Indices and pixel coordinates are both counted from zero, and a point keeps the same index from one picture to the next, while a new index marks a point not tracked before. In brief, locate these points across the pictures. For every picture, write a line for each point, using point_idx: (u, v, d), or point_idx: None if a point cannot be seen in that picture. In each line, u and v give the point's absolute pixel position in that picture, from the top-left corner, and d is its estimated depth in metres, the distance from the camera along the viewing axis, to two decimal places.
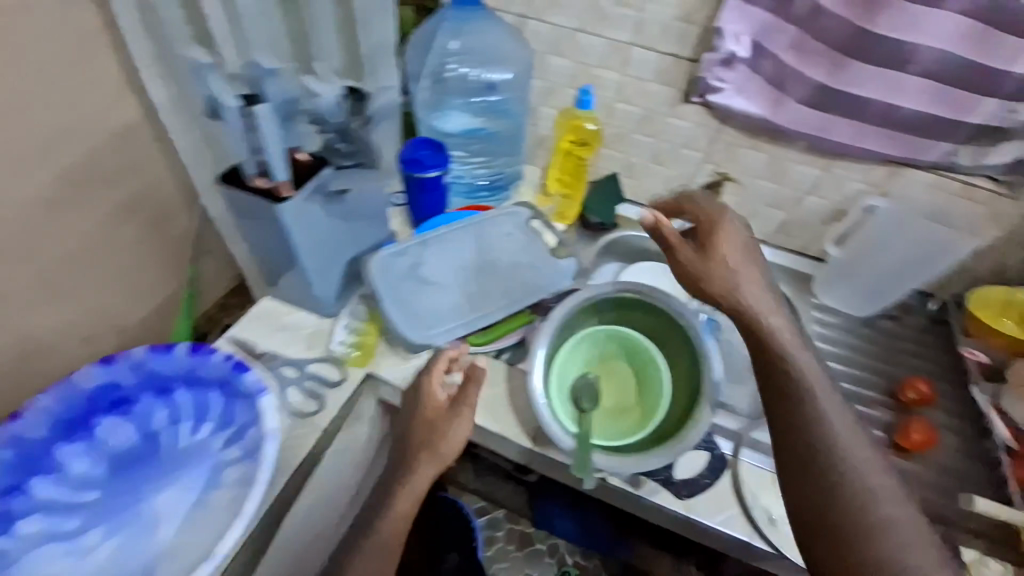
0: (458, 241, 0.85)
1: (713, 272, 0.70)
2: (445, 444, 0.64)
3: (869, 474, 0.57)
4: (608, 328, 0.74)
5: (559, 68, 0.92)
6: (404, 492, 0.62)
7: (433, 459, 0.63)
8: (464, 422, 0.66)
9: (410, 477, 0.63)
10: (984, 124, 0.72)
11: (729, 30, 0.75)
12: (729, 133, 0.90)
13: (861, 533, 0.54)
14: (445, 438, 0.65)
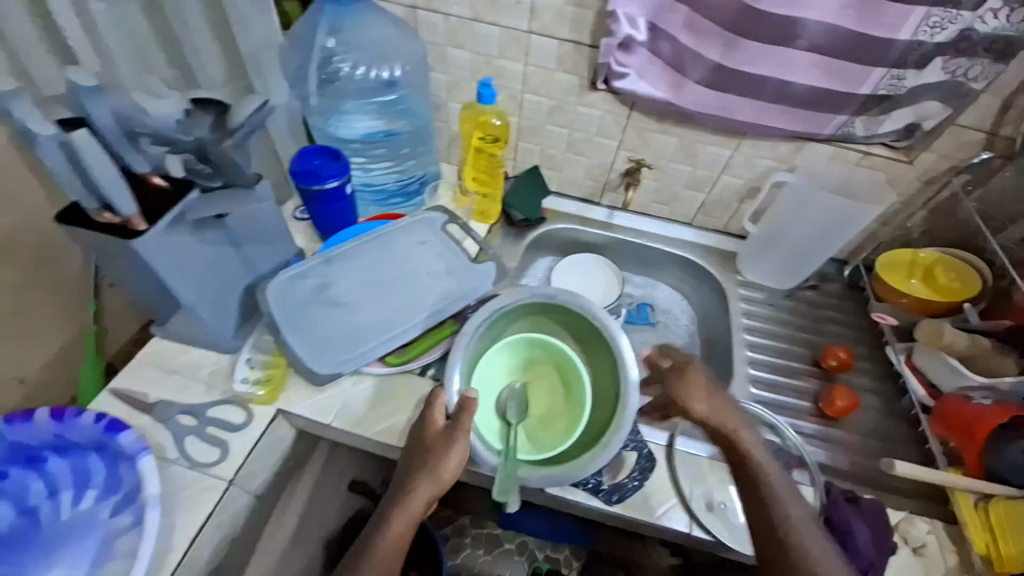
0: (366, 255, 0.78)
1: (692, 394, 0.68)
2: (446, 470, 0.59)
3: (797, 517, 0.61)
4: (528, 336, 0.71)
5: (460, 61, 0.87)
6: (403, 514, 0.59)
7: (435, 483, 0.59)
8: (465, 445, 0.60)
9: (413, 498, 0.59)
10: (872, 95, 0.73)
11: (622, 13, 0.72)
12: (638, 118, 0.89)
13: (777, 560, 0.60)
14: (446, 464, 0.59)
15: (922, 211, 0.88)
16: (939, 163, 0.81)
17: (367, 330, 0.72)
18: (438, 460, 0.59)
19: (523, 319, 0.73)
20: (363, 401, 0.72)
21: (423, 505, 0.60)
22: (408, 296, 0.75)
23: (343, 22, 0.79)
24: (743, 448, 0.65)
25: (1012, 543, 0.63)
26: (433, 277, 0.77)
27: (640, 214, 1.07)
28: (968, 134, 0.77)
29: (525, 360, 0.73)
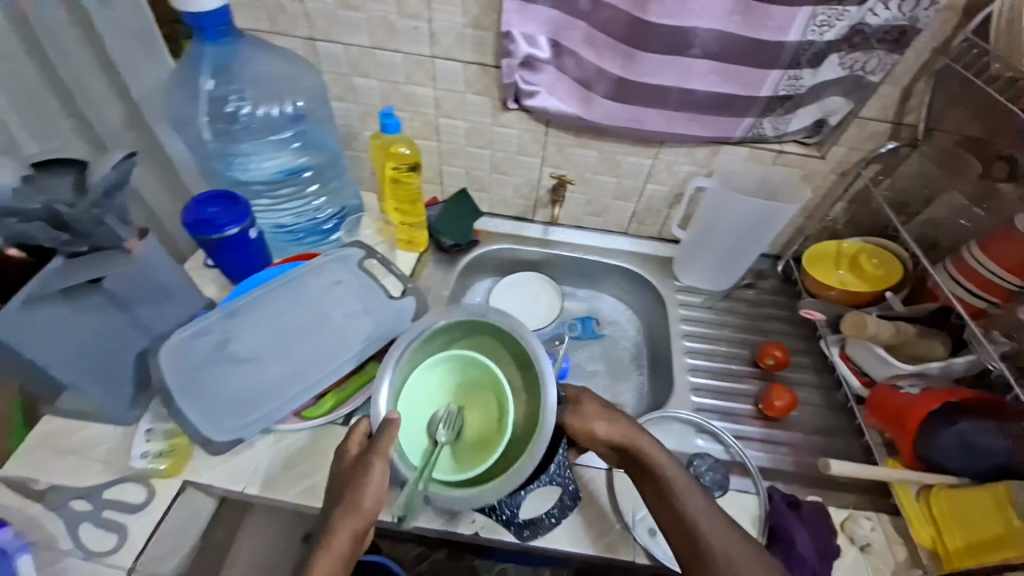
0: (271, 302, 0.73)
1: (593, 418, 0.64)
2: (368, 492, 0.55)
3: (710, 524, 0.55)
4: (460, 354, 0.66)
5: (368, 90, 0.85)
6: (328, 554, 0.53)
7: (361, 509, 0.55)
8: (383, 468, 0.57)
9: (337, 532, 0.54)
10: (774, 96, 0.74)
11: (518, 33, 0.72)
12: (556, 134, 0.87)
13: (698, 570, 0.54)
14: (367, 487, 0.55)
15: (842, 202, 0.88)
16: (850, 155, 0.82)
17: (272, 378, 0.67)
18: (359, 484, 0.56)
19: (470, 336, 0.69)
20: (280, 462, 0.66)
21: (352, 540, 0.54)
22: (320, 339, 0.71)
23: (226, 60, 0.75)
24: (654, 460, 0.61)
25: (956, 535, 0.62)
26: (349, 318, 0.73)
27: (574, 228, 1.05)
28: (872, 126, 0.78)
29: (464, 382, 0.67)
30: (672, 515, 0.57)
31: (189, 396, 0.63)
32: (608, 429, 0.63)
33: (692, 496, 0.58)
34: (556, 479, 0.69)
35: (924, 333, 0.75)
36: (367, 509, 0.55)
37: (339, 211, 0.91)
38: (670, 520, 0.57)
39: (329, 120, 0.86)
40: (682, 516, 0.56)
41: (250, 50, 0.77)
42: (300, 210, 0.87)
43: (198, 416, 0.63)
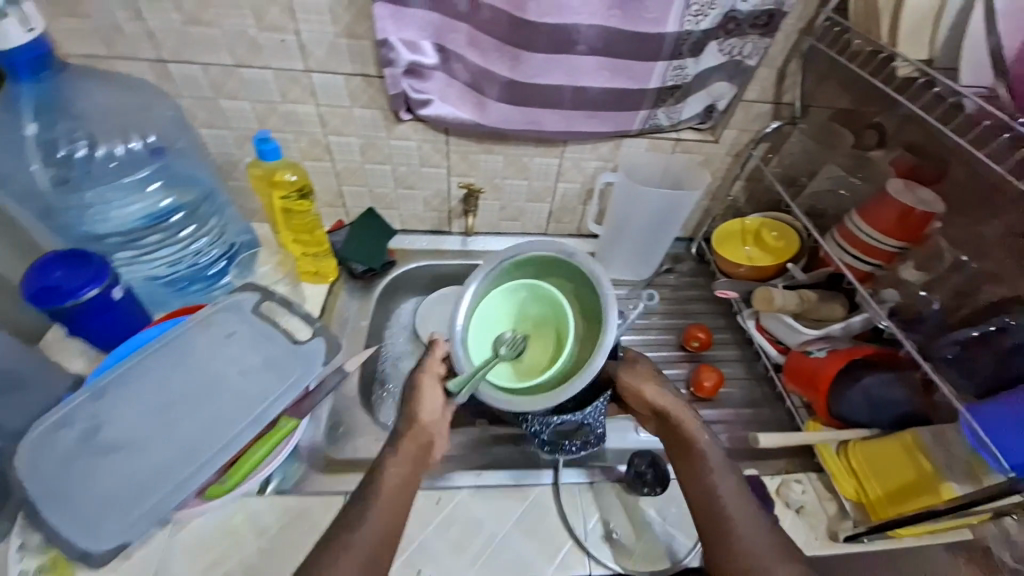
0: (160, 369, 0.65)
1: (643, 380, 0.63)
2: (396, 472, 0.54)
3: (734, 505, 0.55)
4: (537, 284, 0.65)
5: (239, 112, 0.76)
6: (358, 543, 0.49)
7: (398, 483, 0.54)
8: (431, 388, 0.61)
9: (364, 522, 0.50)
10: (663, 87, 0.74)
11: (396, 40, 0.67)
12: (457, 142, 0.83)
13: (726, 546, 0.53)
14: (395, 464, 0.55)
15: (740, 180, 0.92)
16: (741, 136, 0.85)
17: (157, 463, 0.59)
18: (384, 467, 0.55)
19: (562, 277, 0.65)
20: (188, 554, 0.57)
21: (387, 528, 0.51)
22: (215, 406, 0.63)
23: (50, 95, 0.64)
24: (689, 434, 0.60)
25: (875, 485, 0.65)
26: (247, 375, 0.66)
27: (493, 234, 1.02)
28: (756, 107, 0.81)
29: (539, 317, 0.66)
30: (696, 482, 0.57)
31: (53, 503, 0.54)
32: (659, 395, 0.62)
33: (723, 481, 0.56)
34: (590, 419, 0.66)
35: (823, 296, 0.78)
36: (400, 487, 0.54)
37: (227, 250, 0.82)
38: (696, 491, 0.57)
39: (196, 151, 0.77)
40: (704, 482, 0.57)
41: (77, 83, 0.66)
42: (178, 256, 0.76)
43: (69, 522, 0.53)
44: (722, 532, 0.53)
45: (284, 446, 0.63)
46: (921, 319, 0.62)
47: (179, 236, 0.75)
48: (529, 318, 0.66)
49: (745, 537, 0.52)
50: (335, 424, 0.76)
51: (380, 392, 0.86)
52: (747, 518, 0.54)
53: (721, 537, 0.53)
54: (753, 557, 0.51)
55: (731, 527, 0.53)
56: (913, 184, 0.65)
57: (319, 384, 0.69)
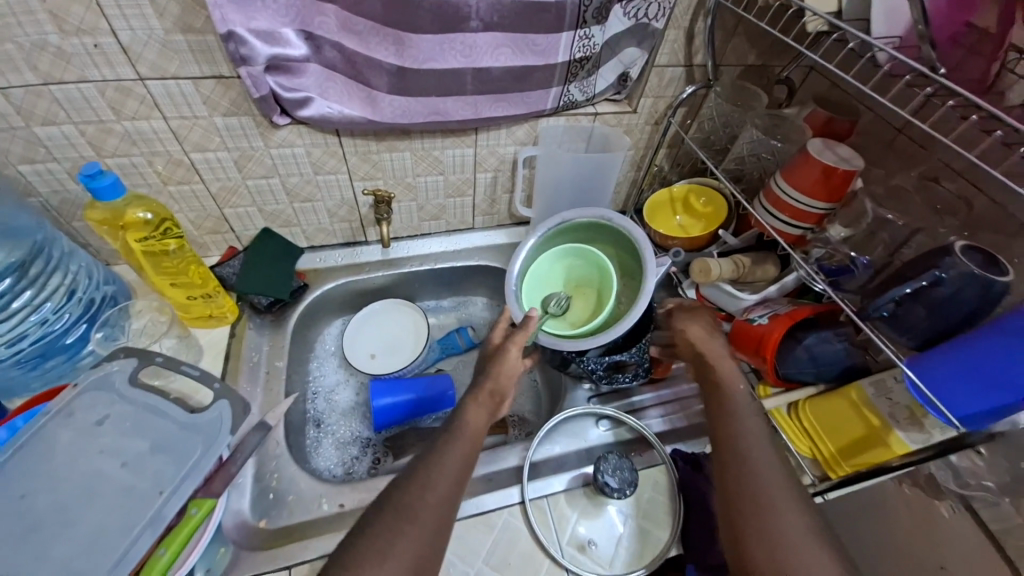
0: (16, 477, 0.52)
1: (688, 324, 0.68)
2: (454, 457, 0.55)
3: (745, 427, 0.56)
4: (586, 250, 0.80)
5: (59, 140, 0.60)
6: (402, 546, 0.47)
7: (458, 469, 0.54)
8: (517, 352, 0.67)
9: (402, 533, 0.48)
10: (571, 60, 0.68)
11: (247, 32, 0.54)
12: (352, 143, 0.72)
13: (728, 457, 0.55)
14: (447, 457, 0.55)
15: (663, 148, 0.89)
16: (658, 103, 0.81)
17: None
18: (433, 465, 0.54)
19: (611, 237, 0.81)
20: None
21: (437, 513, 0.51)
22: (98, 509, 0.51)
23: None
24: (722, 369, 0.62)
25: (828, 442, 0.66)
26: (130, 467, 0.54)
27: (416, 237, 0.93)
28: (669, 72, 0.77)
29: (581, 279, 0.82)
30: (716, 412, 0.59)
31: None
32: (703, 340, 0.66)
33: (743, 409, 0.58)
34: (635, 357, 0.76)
35: (756, 259, 0.76)
36: (461, 469, 0.55)
37: (86, 311, 0.68)
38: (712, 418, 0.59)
39: (10, 195, 0.62)
40: (727, 410, 0.58)
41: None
42: (18, 331, 0.61)
43: None
44: (732, 452, 0.55)
45: (203, 533, 0.55)
46: (850, 271, 0.62)
47: (11, 306, 0.60)
48: (573, 282, 0.82)
49: (758, 460, 0.53)
50: (264, 488, 0.65)
51: (314, 433, 0.79)
52: (764, 444, 0.55)
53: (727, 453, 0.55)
54: (748, 463, 0.53)
55: (737, 441, 0.55)
56: (831, 141, 0.65)
57: (234, 451, 0.61)
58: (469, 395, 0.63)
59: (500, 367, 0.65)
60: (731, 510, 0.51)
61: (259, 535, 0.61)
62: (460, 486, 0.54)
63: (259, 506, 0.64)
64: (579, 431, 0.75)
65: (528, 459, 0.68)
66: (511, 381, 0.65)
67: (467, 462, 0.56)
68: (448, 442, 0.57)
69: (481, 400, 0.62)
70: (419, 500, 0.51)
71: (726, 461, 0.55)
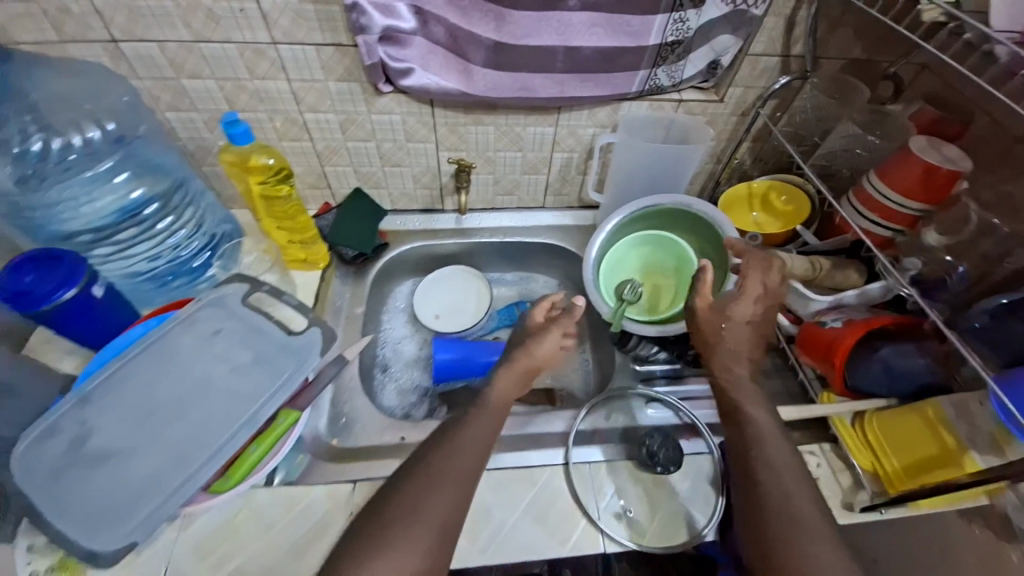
0: (147, 370, 0.63)
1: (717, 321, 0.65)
2: (482, 426, 0.59)
3: (769, 442, 0.56)
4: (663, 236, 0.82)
5: (204, 93, 0.71)
6: (432, 506, 0.51)
7: (484, 433, 0.59)
8: (555, 337, 0.67)
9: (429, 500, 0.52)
10: (663, 43, 0.69)
11: (368, 3, 0.61)
12: (443, 113, 0.77)
13: (752, 474, 0.54)
14: (471, 425, 0.59)
15: (746, 141, 0.87)
16: (747, 94, 0.79)
17: (149, 470, 0.57)
18: (457, 438, 0.58)
19: (687, 223, 0.82)
20: (195, 551, 0.58)
21: (463, 477, 0.54)
22: (206, 406, 0.61)
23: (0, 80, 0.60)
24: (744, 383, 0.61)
25: (894, 457, 0.62)
26: (237, 372, 0.64)
27: (488, 210, 0.98)
28: (763, 62, 0.75)
29: (657, 265, 0.84)
30: (737, 423, 0.58)
31: (54, 508, 0.54)
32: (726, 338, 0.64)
33: (764, 422, 0.57)
34: None
35: (837, 264, 0.73)
36: (486, 439, 0.59)
37: (208, 242, 0.79)
38: (735, 429, 0.58)
39: (160, 137, 0.74)
40: (750, 432, 0.57)
41: (26, 73, 0.63)
42: (156, 251, 0.73)
43: (69, 528, 0.53)
44: (756, 477, 0.53)
45: (284, 441, 0.62)
46: (943, 284, 0.58)
47: (155, 229, 0.72)
48: (648, 268, 0.84)
49: (783, 485, 0.52)
50: (338, 413, 0.74)
51: (381, 376, 0.88)
52: (789, 468, 0.54)
53: (752, 468, 0.54)
54: (773, 477, 0.53)
55: (763, 456, 0.55)
56: (937, 140, 0.61)
57: (317, 375, 0.69)
58: (502, 367, 0.66)
59: (535, 347, 0.67)
60: (763, 542, 0.50)
61: (331, 452, 0.70)
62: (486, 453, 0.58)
63: (332, 427, 0.73)
64: (627, 410, 0.77)
65: (575, 425, 0.71)
66: (539, 361, 0.66)
67: (494, 428, 0.60)
68: (478, 411, 0.61)
69: (514, 371, 0.65)
70: (448, 466, 0.55)
71: (750, 487, 0.53)
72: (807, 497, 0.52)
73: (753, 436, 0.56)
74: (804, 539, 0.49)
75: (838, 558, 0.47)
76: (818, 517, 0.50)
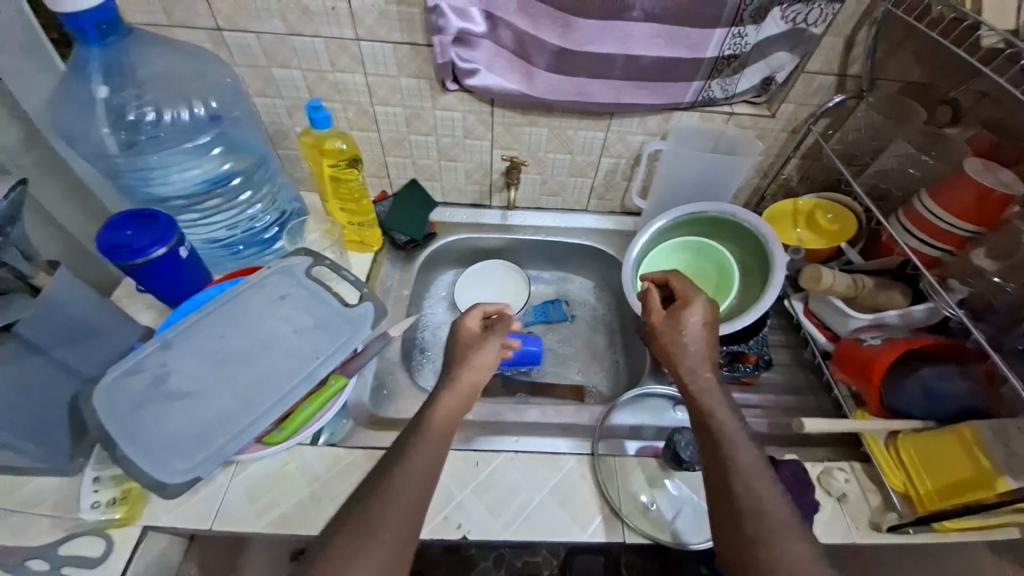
0: (217, 326, 0.70)
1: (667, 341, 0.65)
2: (424, 457, 0.54)
3: (738, 450, 0.53)
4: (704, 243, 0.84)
5: (289, 81, 0.78)
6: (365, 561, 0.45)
7: (423, 466, 0.53)
8: (493, 347, 0.68)
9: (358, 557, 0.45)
10: (719, 56, 0.71)
11: (447, 7, 0.66)
12: (501, 113, 0.82)
13: (719, 490, 0.51)
14: (431, 425, 0.58)
15: (795, 158, 0.88)
16: (800, 111, 0.81)
17: (220, 410, 0.63)
18: (396, 475, 0.52)
19: (730, 233, 0.84)
20: (245, 495, 0.63)
21: (421, 487, 0.52)
22: (269, 360, 0.68)
23: (118, 59, 0.67)
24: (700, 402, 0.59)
25: (927, 479, 0.61)
26: (300, 334, 0.70)
27: (533, 209, 1.02)
28: (818, 80, 0.77)
29: (697, 271, 0.86)
30: (709, 438, 0.55)
31: (133, 437, 0.60)
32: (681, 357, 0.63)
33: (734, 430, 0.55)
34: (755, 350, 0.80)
35: (881, 284, 0.72)
36: (428, 469, 0.53)
37: (278, 217, 0.85)
38: (706, 443, 0.55)
39: (249, 120, 0.81)
40: (721, 441, 0.54)
41: (141, 51, 0.69)
42: (234, 221, 0.80)
43: (141, 457, 0.59)
44: (725, 482, 0.51)
45: (334, 402, 0.68)
46: (991, 308, 0.58)
47: (236, 200, 0.80)
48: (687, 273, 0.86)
49: (749, 487, 0.49)
50: (380, 386, 0.79)
51: (419, 358, 0.92)
52: (755, 470, 0.51)
53: (722, 483, 0.51)
54: (744, 482, 0.50)
55: (732, 465, 0.51)
56: (993, 164, 0.61)
57: (365, 347, 0.74)
58: (444, 389, 0.63)
59: (473, 359, 0.66)
60: (735, 551, 0.47)
61: (372, 420, 0.75)
62: (430, 485, 0.53)
63: (374, 398, 0.77)
64: (657, 410, 0.78)
65: (604, 419, 0.73)
66: (478, 373, 0.65)
67: (445, 429, 0.58)
68: (416, 443, 0.56)
69: (457, 391, 0.63)
70: (384, 510, 0.48)
71: (720, 493, 0.50)
72: (780, 497, 0.49)
73: (721, 446, 0.53)
74: (770, 539, 0.46)
75: (810, 557, 0.44)
76: (791, 517, 0.47)
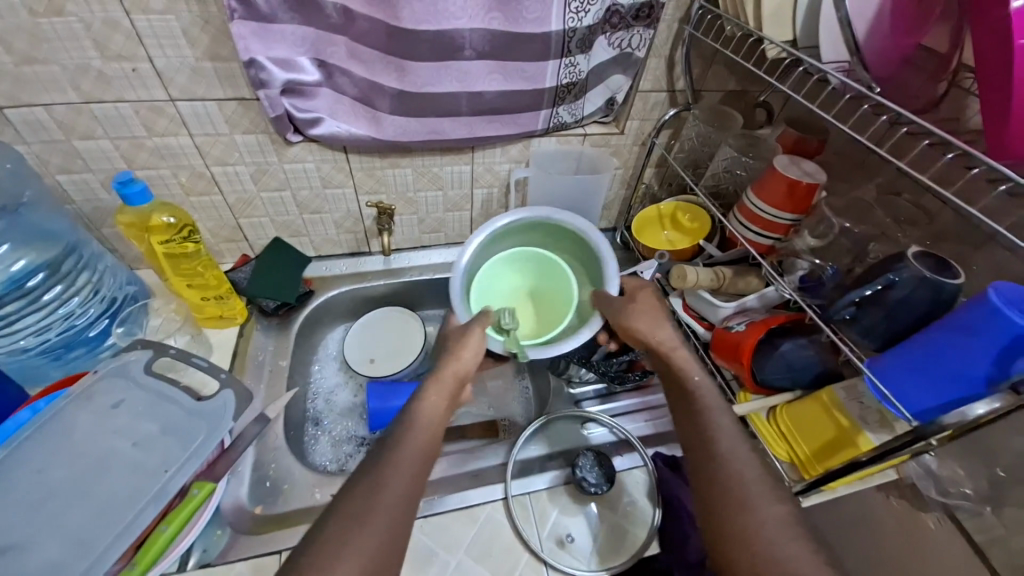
0: (31, 461, 0.57)
1: (644, 320, 0.68)
2: (411, 448, 0.50)
3: (713, 415, 0.56)
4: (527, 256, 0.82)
5: (100, 153, 0.68)
6: (351, 562, 0.41)
7: (413, 457, 0.49)
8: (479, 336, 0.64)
9: (341, 562, 0.40)
10: (558, 85, 0.74)
11: (266, 59, 0.62)
12: (359, 160, 0.78)
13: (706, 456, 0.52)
14: (423, 413, 0.54)
15: (650, 167, 0.94)
16: (644, 126, 0.87)
17: (44, 563, 0.51)
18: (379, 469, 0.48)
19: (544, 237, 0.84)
20: None
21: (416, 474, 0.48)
22: (108, 485, 0.57)
23: None
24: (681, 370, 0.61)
25: (803, 444, 0.67)
26: (141, 446, 0.61)
27: (417, 249, 0.99)
28: (652, 97, 0.83)
29: (534, 285, 0.83)
30: (689, 407, 0.58)
31: None
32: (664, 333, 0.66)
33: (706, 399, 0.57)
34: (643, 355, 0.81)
35: (738, 272, 0.78)
36: (421, 461, 0.49)
37: (107, 307, 0.74)
38: (683, 413, 0.58)
39: (49, 201, 0.69)
40: (696, 410, 0.57)
41: None
42: (45, 323, 0.67)
43: None
44: (702, 445, 0.54)
45: (198, 518, 0.58)
46: (820, 282, 0.63)
47: (43, 299, 0.67)
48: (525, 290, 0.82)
49: (721, 454, 0.52)
50: (262, 476, 0.70)
51: (312, 431, 0.84)
52: (730, 434, 0.54)
53: (700, 449, 0.53)
54: (722, 447, 0.53)
55: (710, 437, 0.54)
56: (797, 158, 0.70)
57: (235, 439, 0.67)
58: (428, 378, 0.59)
59: (458, 353, 0.61)
60: (712, 509, 0.49)
61: (253, 520, 0.65)
62: (420, 483, 0.48)
63: (256, 494, 0.68)
64: (563, 434, 0.78)
65: (512, 456, 0.71)
66: (462, 363, 0.60)
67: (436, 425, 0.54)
68: (403, 431, 0.51)
69: (441, 385, 0.58)
70: (371, 505, 0.44)
71: (704, 459, 0.52)
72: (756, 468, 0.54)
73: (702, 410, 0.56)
74: (759, 500, 0.48)
75: (790, 517, 0.47)
76: None
